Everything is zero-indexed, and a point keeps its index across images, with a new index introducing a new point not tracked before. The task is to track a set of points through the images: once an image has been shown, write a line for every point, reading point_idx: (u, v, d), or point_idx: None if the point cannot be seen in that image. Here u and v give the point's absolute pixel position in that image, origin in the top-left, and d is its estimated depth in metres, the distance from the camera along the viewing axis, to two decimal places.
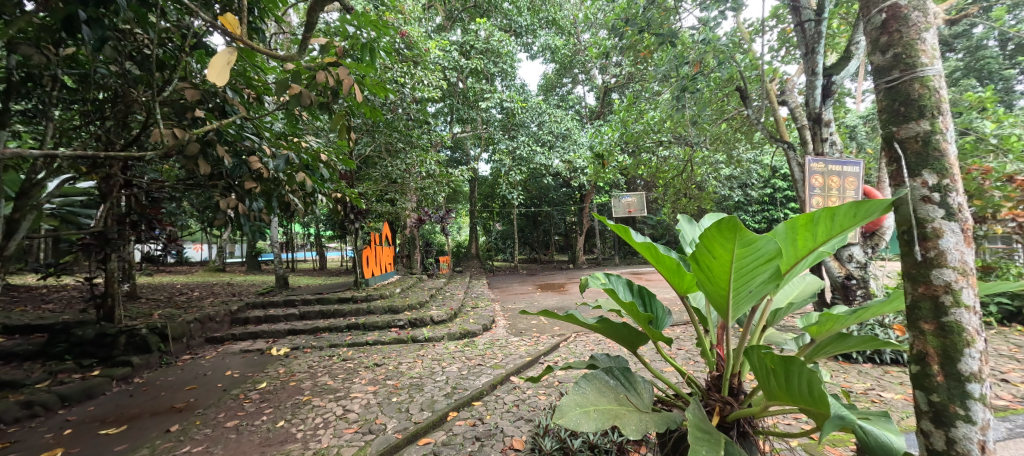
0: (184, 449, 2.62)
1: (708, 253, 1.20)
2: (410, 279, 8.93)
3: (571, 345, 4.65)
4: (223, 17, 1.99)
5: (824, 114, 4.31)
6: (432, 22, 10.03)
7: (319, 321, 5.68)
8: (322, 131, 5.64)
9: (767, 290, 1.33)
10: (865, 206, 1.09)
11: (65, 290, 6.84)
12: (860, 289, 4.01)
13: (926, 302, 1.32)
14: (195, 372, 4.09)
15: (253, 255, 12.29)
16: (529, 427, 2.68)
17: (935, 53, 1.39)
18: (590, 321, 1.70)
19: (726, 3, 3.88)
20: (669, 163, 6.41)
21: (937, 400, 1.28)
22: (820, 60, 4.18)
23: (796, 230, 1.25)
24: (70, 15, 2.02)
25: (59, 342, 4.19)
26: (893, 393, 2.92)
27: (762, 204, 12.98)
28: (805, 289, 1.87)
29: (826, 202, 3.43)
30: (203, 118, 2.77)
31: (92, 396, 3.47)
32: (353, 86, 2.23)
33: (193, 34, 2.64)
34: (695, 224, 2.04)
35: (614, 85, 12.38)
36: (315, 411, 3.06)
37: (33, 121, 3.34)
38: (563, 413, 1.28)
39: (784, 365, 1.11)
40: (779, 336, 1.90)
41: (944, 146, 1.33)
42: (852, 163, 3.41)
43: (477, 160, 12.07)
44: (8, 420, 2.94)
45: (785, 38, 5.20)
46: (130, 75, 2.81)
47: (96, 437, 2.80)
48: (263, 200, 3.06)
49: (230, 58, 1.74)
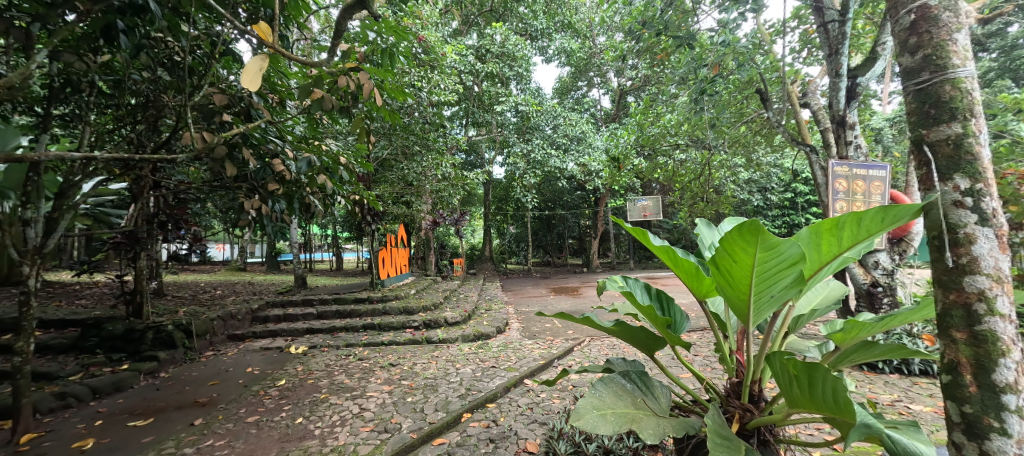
0: (207, 442, 2.69)
1: (729, 257, 1.18)
2: (425, 280, 9.00)
3: (585, 349, 4.61)
4: (255, 25, 2.06)
5: (848, 116, 4.19)
6: (449, 27, 10.18)
7: (336, 320, 5.79)
8: (342, 134, 5.77)
9: (789, 295, 1.31)
10: (893, 211, 1.06)
11: (97, 288, 7.12)
12: (887, 297, 3.88)
13: (958, 310, 1.27)
14: (218, 368, 4.22)
15: (272, 255, 12.62)
16: (543, 430, 2.68)
17: (968, 53, 1.35)
18: (606, 325, 1.68)
19: (747, 5, 3.83)
20: (687, 166, 6.34)
21: (970, 411, 1.24)
22: (845, 61, 4.06)
23: (820, 235, 1.22)
24: (109, 24, 2.16)
25: (91, 336, 4.37)
26: (922, 406, 2.80)
27: (783, 208, 12.73)
28: (829, 295, 1.82)
29: (850, 208, 3.34)
30: (230, 121, 2.87)
31: (120, 389, 3.60)
32: (373, 91, 2.28)
33: (222, 42, 2.75)
34: (714, 228, 2.01)
35: (630, 88, 12.31)
36: (334, 409, 3.12)
37: (72, 125, 3.53)
38: (579, 415, 1.29)
39: (807, 372, 1.09)
40: (801, 344, 1.86)
41: (977, 149, 1.29)
42: (878, 167, 3.31)
43: (492, 163, 12.14)
44: (44, 410, 3.06)
45: (807, 40, 5.09)
46: (162, 81, 2.94)
47: (124, 428, 2.91)
48: (285, 201, 3.16)
49: (262, 65, 1.79)
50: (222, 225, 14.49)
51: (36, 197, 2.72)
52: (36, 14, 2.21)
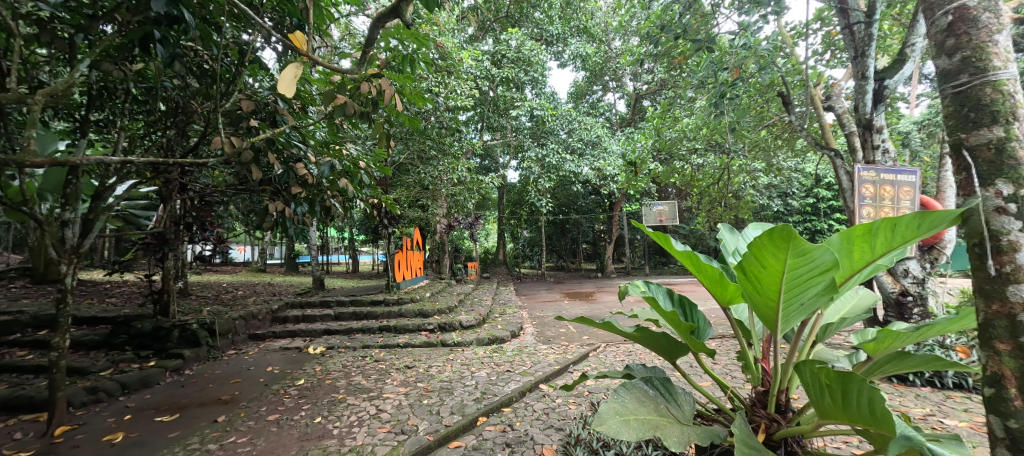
0: (230, 439, 2.75)
1: (757, 263, 1.17)
2: (439, 284, 9.02)
3: (600, 355, 4.56)
4: (291, 33, 2.12)
5: (875, 120, 4.07)
6: (465, 33, 10.31)
7: (352, 322, 5.88)
8: (361, 138, 5.87)
9: (820, 303, 1.28)
10: (930, 218, 1.02)
11: (126, 286, 7.37)
12: (917, 307, 3.75)
13: (1001, 321, 1.22)
14: (240, 367, 4.32)
15: (291, 257, 12.90)
16: (559, 436, 2.66)
17: (1008, 55, 1.31)
18: (627, 330, 1.67)
19: (768, 7, 3.78)
20: (705, 171, 6.28)
21: (1015, 427, 1.18)
22: (871, 63, 3.95)
23: (851, 241, 1.19)
24: (146, 34, 2.27)
25: (120, 334, 4.53)
26: (957, 421, 2.68)
27: (804, 214, 12.40)
28: (859, 304, 1.77)
29: (878, 214, 3.23)
30: (257, 127, 2.96)
31: (148, 385, 3.72)
32: (394, 96, 2.31)
33: (250, 51, 2.84)
34: (738, 233, 1.97)
35: (645, 92, 12.23)
36: (351, 409, 3.16)
37: (106, 130, 3.68)
38: (603, 420, 1.27)
39: (840, 382, 1.07)
40: (830, 353, 1.80)
41: (1020, 154, 1.24)
42: (907, 171, 3.23)
43: (506, 167, 12.21)
44: (77, 404, 3.18)
45: (831, 42, 4.99)
46: (192, 88, 3.05)
47: (152, 423, 3.01)
48: (307, 204, 3.23)
49: (297, 72, 1.83)
50: (243, 227, 14.87)
51: (74, 199, 2.85)
52: (79, 26, 2.33)
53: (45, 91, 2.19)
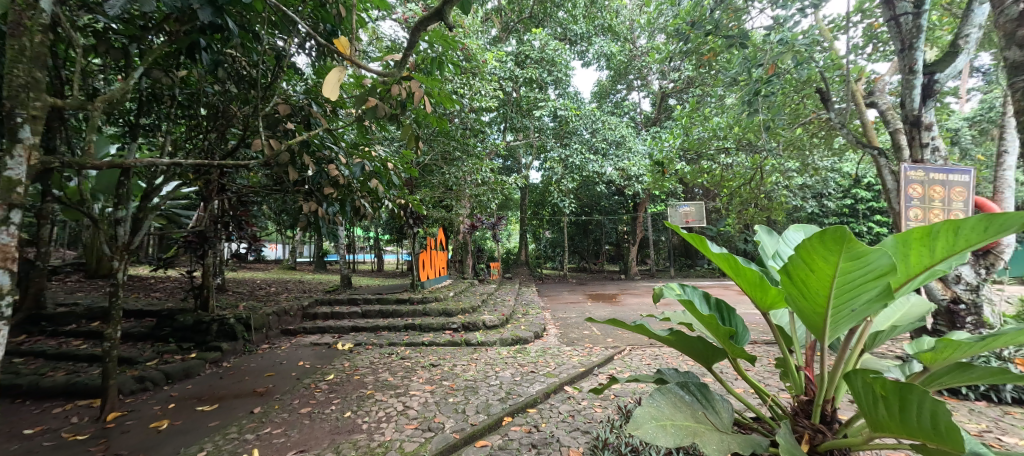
0: (266, 430, 2.86)
1: (805, 266, 1.12)
2: (462, 283, 9.09)
3: (625, 358, 4.49)
4: (337, 37, 2.15)
5: (924, 116, 3.84)
6: (489, 35, 10.37)
7: (378, 319, 5.99)
8: (388, 140, 5.99)
9: (872, 310, 1.21)
10: (1000, 219, 0.96)
11: (169, 282, 7.77)
12: (970, 315, 3.53)
13: None
14: (273, 361, 4.49)
15: (320, 256, 13.28)
16: (585, 439, 2.63)
17: None
18: (660, 333, 1.63)
19: (805, 1, 3.63)
20: (735, 171, 6.08)
21: None
22: (920, 56, 3.74)
23: (908, 245, 1.13)
24: (193, 42, 2.39)
25: (165, 326, 4.78)
26: (1017, 439, 2.50)
27: (841, 215, 11.83)
28: (911, 312, 1.68)
29: (927, 215, 3.05)
30: (293, 129, 3.07)
31: (189, 375, 3.91)
32: (424, 98, 2.34)
33: (288, 56, 2.95)
34: (778, 236, 1.90)
35: (672, 91, 11.97)
36: (379, 405, 3.23)
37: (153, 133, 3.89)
38: (638, 425, 1.25)
39: (898, 393, 1.01)
40: (878, 363, 1.72)
41: None
42: (960, 171, 3.04)
43: (529, 167, 12.19)
44: (126, 391, 3.37)
45: (872, 35, 4.75)
46: (232, 93, 3.19)
47: (194, 412, 3.16)
48: (338, 204, 3.32)
49: (340, 75, 1.88)
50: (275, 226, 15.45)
51: (126, 198, 3.03)
52: (133, 36, 2.48)
53: (102, 97, 2.34)
